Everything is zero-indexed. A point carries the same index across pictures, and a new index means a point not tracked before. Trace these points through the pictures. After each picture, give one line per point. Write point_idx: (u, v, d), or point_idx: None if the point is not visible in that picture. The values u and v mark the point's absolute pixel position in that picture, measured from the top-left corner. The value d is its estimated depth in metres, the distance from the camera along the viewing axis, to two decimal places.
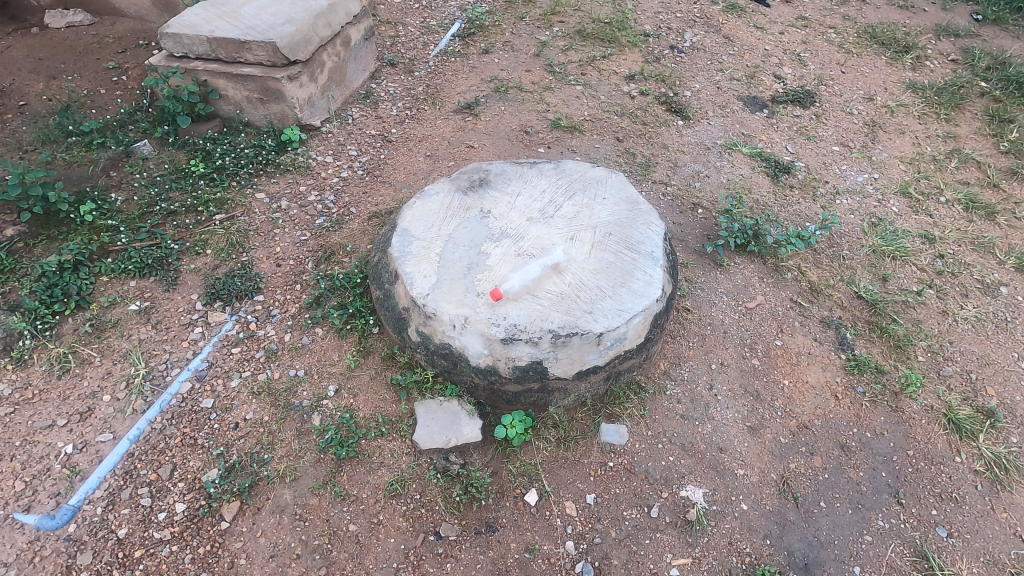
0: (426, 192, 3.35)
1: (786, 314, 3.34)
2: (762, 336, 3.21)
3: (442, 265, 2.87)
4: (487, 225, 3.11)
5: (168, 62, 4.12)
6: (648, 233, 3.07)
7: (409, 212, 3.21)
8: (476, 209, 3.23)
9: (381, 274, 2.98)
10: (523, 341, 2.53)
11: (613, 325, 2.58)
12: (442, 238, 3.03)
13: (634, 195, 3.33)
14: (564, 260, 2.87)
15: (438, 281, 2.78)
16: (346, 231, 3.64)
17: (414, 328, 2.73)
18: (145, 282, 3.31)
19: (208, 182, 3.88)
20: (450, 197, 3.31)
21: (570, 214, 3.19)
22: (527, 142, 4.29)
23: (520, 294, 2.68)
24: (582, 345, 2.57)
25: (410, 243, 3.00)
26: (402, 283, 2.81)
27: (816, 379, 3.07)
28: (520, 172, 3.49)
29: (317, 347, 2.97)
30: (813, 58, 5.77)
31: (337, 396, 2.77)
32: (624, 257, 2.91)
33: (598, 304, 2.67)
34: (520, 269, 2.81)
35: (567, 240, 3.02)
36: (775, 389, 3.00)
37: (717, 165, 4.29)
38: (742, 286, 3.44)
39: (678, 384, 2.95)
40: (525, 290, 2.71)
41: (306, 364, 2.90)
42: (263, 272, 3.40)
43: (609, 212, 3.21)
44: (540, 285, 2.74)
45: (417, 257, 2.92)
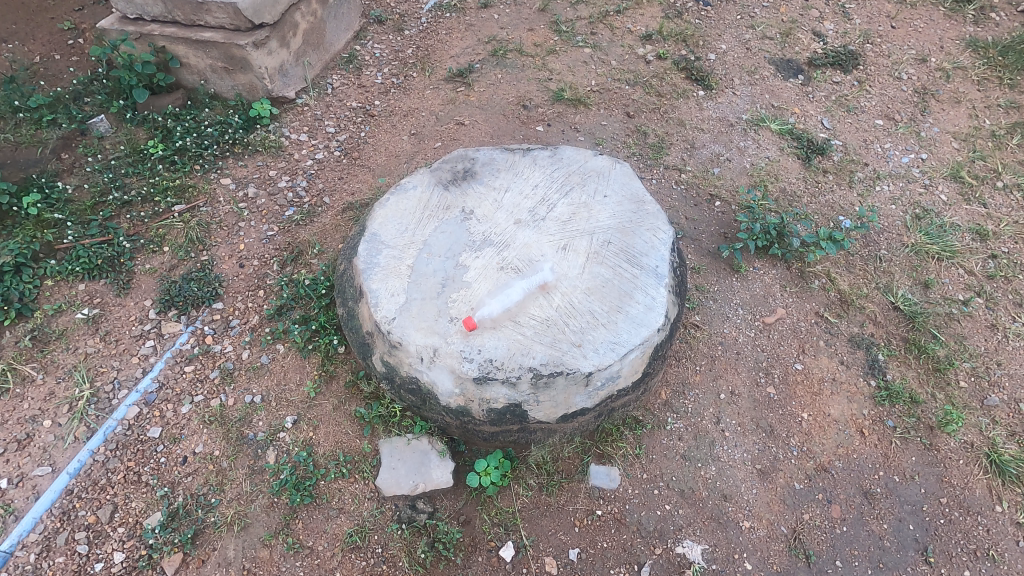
0: (402, 186, 2.94)
1: (809, 332, 2.93)
2: (779, 358, 2.83)
3: (413, 280, 2.51)
4: (468, 230, 2.71)
5: (121, 26, 3.67)
6: (653, 242, 2.64)
7: (381, 210, 2.82)
8: (457, 208, 2.82)
9: (345, 287, 2.62)
10: (499, 381, 2.19)
11: (604, 363, 2.22)
12: (416, 246, 2.65)
13: (640, 191, 2.88)
14: (553, 277, 2.48)
15: (406, 302, 2.43)
16: (317, 226, 3.26)
17: (379, 356, 2.40)
18: (95, 286, 3.01)
19: (168, 166, 3.49)
20: (429, 192, 2.90)
21: (566, 216, 2.77)
22: (524, 118, 3.79)
23: (498, 320, 2.32)
24: (567, 386, 2.22)
25: (379, 252, 2.63)
26: (367, 302, 2.47)
27: (840, 412, 2.69)
28: (512, 162, 3.05)
29: (277, 368, 2.67)
30: (859, 11, 5.04)
31: (295, 427, 2.48)
32: (623, 274, 2.51)
33: (589, 334, 2.30)
34: (502, 290, 2.43)
35: (558, 251, 2.61)
36: (791, 423, 2.64)
37: (740, 145, 3.77)
38: (760, 296, 3.02)
39: (681, 418, 2.60)
40: (505, 316, 2.34)
41: (263, 388, 2.61)
42: (224, 274, 3.07)
43: (611, 214, 2.77)
44: (523, 309, 2.37)
45: (385, 270, 2.55)
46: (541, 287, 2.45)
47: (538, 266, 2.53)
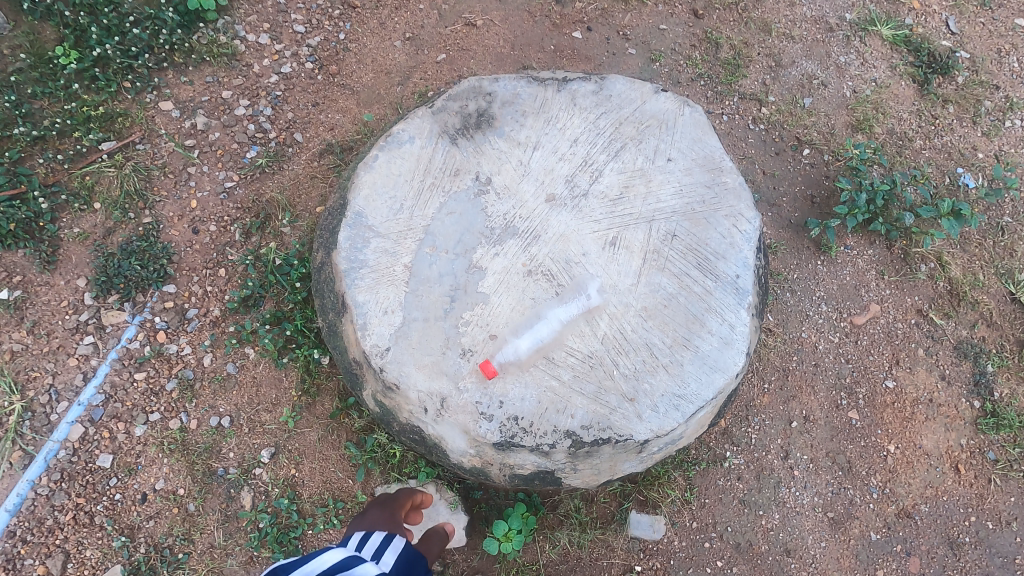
0: (393, 136, 2.16)
1: (907, 337, 2.35)
2: (867, 372, 2.29)
3: (412, 290, 1.89)
4: (484, 212, 2.02)
5: None
6: (733, 237, 1.97)
7: (367, 176, 2.09)
8: (469, 176, 2.09)
9: (324, 289, 2.00)
10: (526, 449, 1.69)
11: (665, 428, 1.70)
12: (415, 235, 1.98)
13: (716, 154, 2.12)
14: (599, 293, 1.86)
15: (402, 324, 1.84)
16: (288, 177, 2.54)
17: (370, 393, 1.88)
18: (12, 257, 2.35)
19: (87, 84, 2.58)
20: (431, 147, 2.14)
21: (615, 192, 2.05)
22: (555, 18, 2.83)
23: (526, 361, 1.76)
24: (615, 454, 1.72)
25: (365, 244, 1.97)
26: (352, 320, 1.88)
27: (934, 443, 2.22)
28: (542, 99, 2.22)
29: (247, 380, 2.16)
30: None
31: (273, 463, 2.05)
32: (694, 289, 1.87)
33: (646, 383, 1.74)
34: (530, 313, 1.84)
35: (605, 249, 1.94)
36: (874, 458, 2.18)
37: (841, 61, 2.82)
38: (850, 288, 2.40)
39: (742, 452, 2.15)
40: (534, 353, 1.78)
41: (233, 407, 2.13)
42: (174, 244, 2.41)
43: (676, 191, 2.05)
44: (558, 342, 1.79)
45: (375, 273, 1.92)
46: (583, 308, 1.84)
47: (578, 276, 1.89)
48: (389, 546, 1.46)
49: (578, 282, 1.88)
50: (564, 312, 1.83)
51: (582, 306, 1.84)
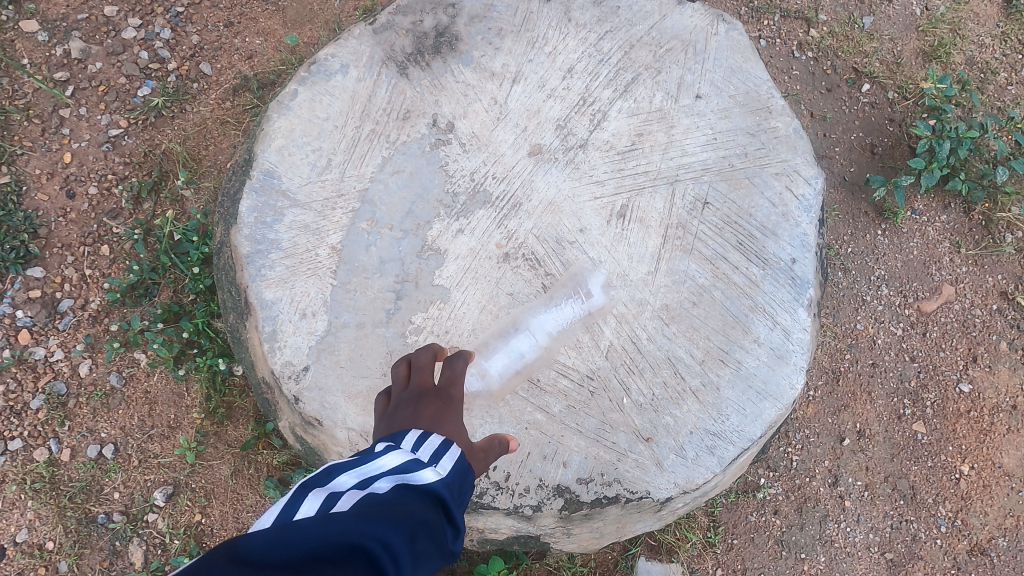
0: (318, 64, 1.56)
1: (986, 327, 1.86)
2: (937, 374, 1.81)
3: (341, 285, 1.36)
4: (444, 171, 1.46)
5: None
6: (786, 205, 1.43)
7: (280, 121, 1.50)
8: (424, 121, 1.51)
9: (223, 281, 1.47)
10: (502, 511, 1.22)
11: (692, 482, 1.24)
12: (346, 205, 1.43)
13: (763, 89, 1.55)
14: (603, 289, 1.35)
15: (327, 334, 1.33)
16: (193, 122, 1.93)
17: (287, 424, 1.39)
18: None
19: None
20: (371, 81, 1.55)
21: (625, 143, 1.49)
22: None
23: (503, 388, 1.26)
24: (623, 515, 1.27)
25: (278, 218, 1.42)
26: (256, 327, 1.35)
27: (1018, 462, 1.77)
28: (525, 12, 1.60)
29: (138, 397, 1.65)
30: None
31: (171, 506, 1.58)
32: (734, 281, 1.36)
33: (667, 416, 1.27)
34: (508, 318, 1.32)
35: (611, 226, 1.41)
36: (942, 483, 1.74)
37: None
38: (917, 265, 1.88)
39: (780, 480, 1.68)
40: (515, 377, 1.28)
41: (119, 432, 1.62)
42: (41, 212, 1.81)
43: (709, 141, 1.49)
44: (547, 360, 1.29)
45: (290, 260, 1.39)
46: (582, 311, 1.33)
47: (575, 264, 1.37)
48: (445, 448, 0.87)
49: (574, 274, 1.36)
50: (555, 317, 1.32)
51: (580, 308, 1.33)
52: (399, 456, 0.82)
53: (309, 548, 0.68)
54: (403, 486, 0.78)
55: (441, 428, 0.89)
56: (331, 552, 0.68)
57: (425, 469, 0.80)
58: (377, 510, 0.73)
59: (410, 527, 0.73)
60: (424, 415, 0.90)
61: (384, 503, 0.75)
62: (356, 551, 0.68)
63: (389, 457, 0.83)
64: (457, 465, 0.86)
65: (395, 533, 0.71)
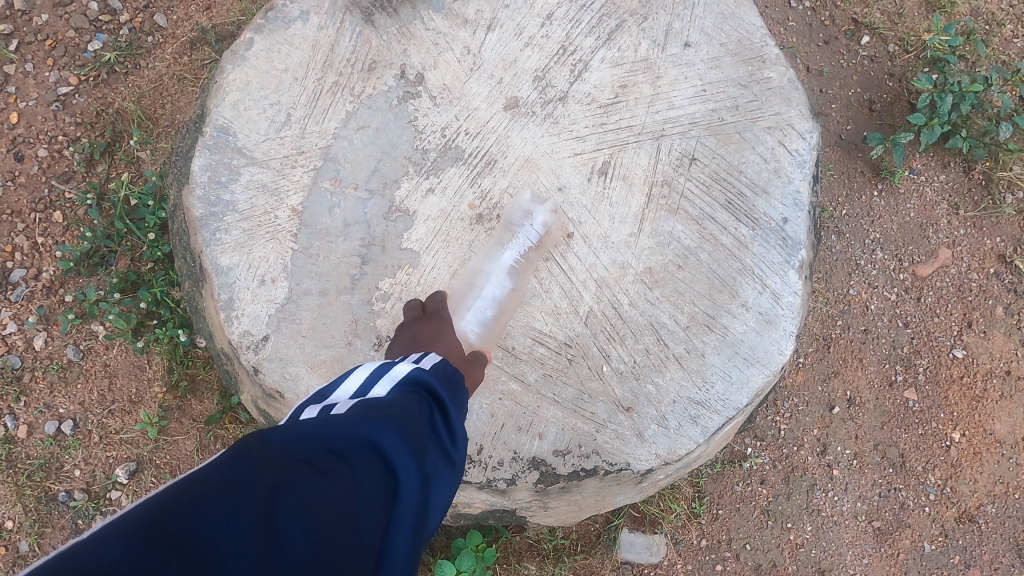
0: (276, 9, 1.43)
1: (982, 291, 1.79)
2: (930, 340, 1.75)
3: (303, 249, 1.28)
4: (413, 127, 1.35)
5: None
6: (779, 161, 1.34)
7: (235, 73, 1.39)
8: (390, 72, 1.40)
9: (179, 247, 1.37)
10: (474, 483, 1.16)
11: (674, 452, 1.18)
12: (307, 164, 1.33)
13: (756, 36, 1.44)
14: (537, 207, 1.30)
15: (288, 301, 1.25)
16: (148, 79, 1.80)
17: (249, 397, 1.31)
18: None
19: None
20: (333, 28, 1.42)
21: (607, 95, 1.38)
22: None
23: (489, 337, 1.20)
24: (603, 486, 1.21)
25: (234, 179, 1.32)
26: (212, 295, 1.27)
27: (1009, 429, 1.73)
28: None
29: (96, 371, 1.56)
30: None
31: (136, 483, 1.52)
32: (720, 240, 1.28)
33: (649, 385, 1.20)
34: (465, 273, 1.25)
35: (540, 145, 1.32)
36: (933, 451, 1.69)
37: None
38: (914, 228, 1.81)
39: (768, 449, 1.63)
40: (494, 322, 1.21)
41: (76, 408, 1.54)
42: None
43: (698, 92, 1.39)
44: (515, 291, 1.24)
45: (248, 224, 1.29)
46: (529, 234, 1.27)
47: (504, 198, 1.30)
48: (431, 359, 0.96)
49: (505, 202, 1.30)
50: (509, 250, 1.25)
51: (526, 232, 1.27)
52: (381, 369, 0.87)
53: (326, 443, 0.70)
54: (392, 396, 0.80)
55: (438, 341, 1.02)
56: (348, 446, 0.71)
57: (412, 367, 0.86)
58: (381, 409, 0.77)
59: (413, 426, 0.77)
60: (421, 335, 1.04)
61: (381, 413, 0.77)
62: (372, 447, 0.72)
63: (373, 370, 0.86)
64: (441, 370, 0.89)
65: (400, 429, 0.75)
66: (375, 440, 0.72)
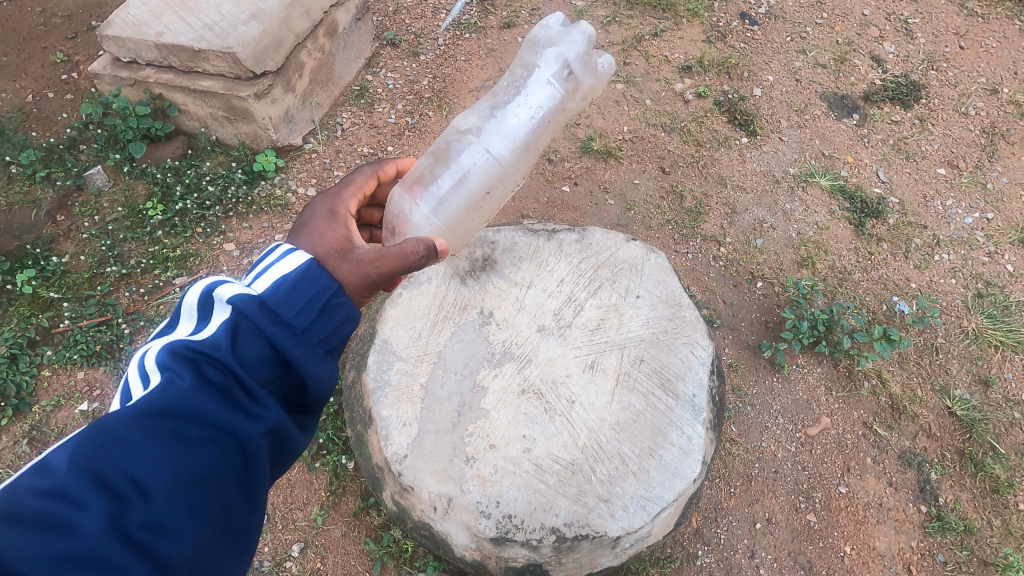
0: (414, 276, 2.61)
1: (856, 446, 2.70)
2: (822, 479, 2.62)
3: (426, 405, 2.29)
4: (487, 339, 2.43)
5: (115, 71, 3.34)
6: (691, 362, 2.40)
7: (392, 311, 2.54)
8: (475, 309, 2.51)
9: (355, 406, 2.43)
10: (519, 542, 2.08)
11: (633, 526, 2.09)
12: (429, 359, 2.40)
13: (676, 293, 2.60)
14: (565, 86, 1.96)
15: (418, 436, 2.23)
16: None
17: (389, 493, 2.26)
18: (94, 373, 2.84)
19: (168, 230, 3.21)
20: (445, 287, 2.58)
21: (594, 323, 2.49)
22: (549, 176, 3.46)
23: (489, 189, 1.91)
24: (593, 548, 2.10)
25: (389, 366, 2.39)
26: (376, 432, 2.28)
27: (886, 545, 2.49)
28: (535, 246, 2.71)
29: (283, 482, 2.56)
30: (925, 25, 4.33)
31: (302, 557, 2.42)
32: (658, 404, 2.29)
33: (618, 487, 2.14)
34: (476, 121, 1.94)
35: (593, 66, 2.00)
36: (832, 558, 2.45)
37: (786, 208, 3.41)
38: (803, 403, 2.78)
39: (712, 551, 2.43)
40: (497, 178, 1.90)
41: (269, 505, 2.52)
42: None
43: (644, 323, 2.51)
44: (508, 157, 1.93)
45: (396, 393, 2.33)
46: (550, 109, 1.95)
47: (538, 66, 1.95)
48: (276, 284, 1.31)
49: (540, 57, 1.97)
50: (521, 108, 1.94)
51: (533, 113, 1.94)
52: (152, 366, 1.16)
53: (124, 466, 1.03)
54: (199, 355, 1.16)
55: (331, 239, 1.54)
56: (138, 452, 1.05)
57: (174, 351, 1.16)
58: (152, 413, 1.09)
59: (180, 404, 1.12)
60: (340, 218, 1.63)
61: (190, 397, 1.13)
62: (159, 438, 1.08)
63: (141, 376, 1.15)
64: (281, 322, 1.26)
65: (177, 414, 1.11)
66: (183, 424, 1.11)
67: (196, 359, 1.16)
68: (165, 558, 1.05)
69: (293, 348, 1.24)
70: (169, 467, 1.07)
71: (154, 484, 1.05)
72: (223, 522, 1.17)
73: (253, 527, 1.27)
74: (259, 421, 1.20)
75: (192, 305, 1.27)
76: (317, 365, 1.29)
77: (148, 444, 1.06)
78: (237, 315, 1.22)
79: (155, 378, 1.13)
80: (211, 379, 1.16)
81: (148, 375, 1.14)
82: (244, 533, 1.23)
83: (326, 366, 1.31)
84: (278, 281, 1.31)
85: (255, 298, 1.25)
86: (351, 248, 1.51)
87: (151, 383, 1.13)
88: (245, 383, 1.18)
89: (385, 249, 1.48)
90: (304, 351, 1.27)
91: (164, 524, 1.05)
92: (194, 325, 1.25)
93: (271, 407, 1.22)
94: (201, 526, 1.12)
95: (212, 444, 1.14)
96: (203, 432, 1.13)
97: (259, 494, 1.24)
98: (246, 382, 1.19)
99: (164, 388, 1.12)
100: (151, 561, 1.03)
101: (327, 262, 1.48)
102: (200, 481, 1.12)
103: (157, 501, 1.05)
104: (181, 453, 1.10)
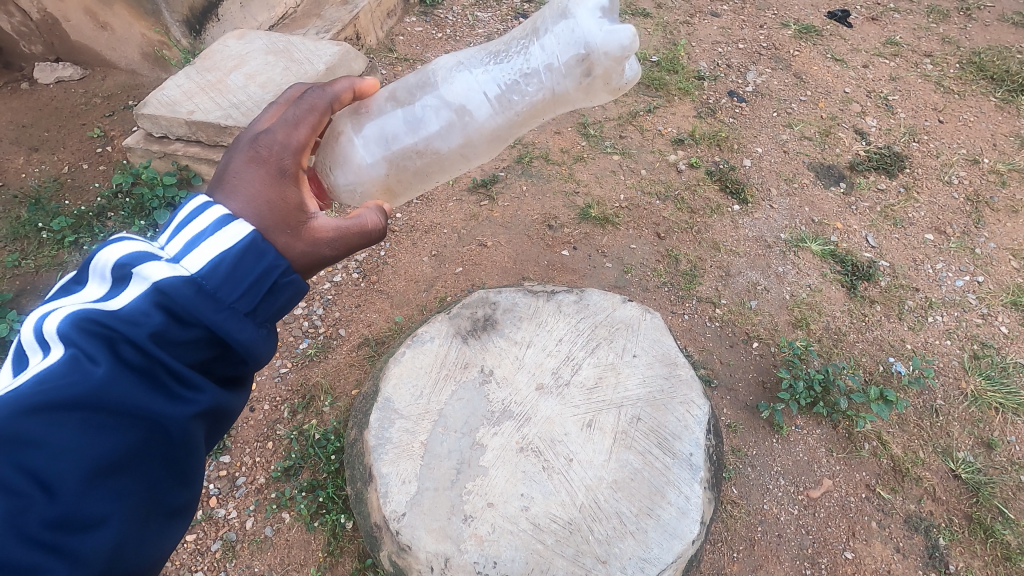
0: (418, 335, 2.71)
1: (860, 510, 2.66)
2: (827, 544, 2.57)
3: (426, 463, 2.32)
4: (487, 397, 2.48)
5: (147, 145, 3.65)
6: (687, 420, 2.44)
7: (395, 368, 2.61)
8: (476, 367, 2.59)
9: (357, 463, 2.47)
10: None
11: None
12: (430, 416, 2.44)
13: (672, 352, 2.67)
14: (569, 72, 1.96)
15: (416, 493, 2.25)
16: (331, 364, 3.12)
17: (387, 553, 2.26)
18: None
19: None
20: (447, 345, 2.66)
21: (591, 382, 2.54)
22: (549, 240, 3.62)
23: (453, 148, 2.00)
24: None
25: (390, 424, 2.44)
26: (375, 490, 2.31)
27: None
28: (535, 306, 2.81)
29: (282, 541, 2.56)
30: (904, 101, 4.60)
31: None
32: (654, 462, 2.31)
33: (616, 547, 2.14)
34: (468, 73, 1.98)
35: (615, 71, 1.96)
36: None
37: (778, 272, 3.52)
38: (804, 464, 2.77)
39: None
40: (468, 141, 2.00)
41: (267, 565, 2.52)
42: None
43: (641, 382, 2.56)
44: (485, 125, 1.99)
45: (397, 450, 2.37)
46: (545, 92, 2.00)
47: (553, 45, 1.94)
48: (215, 262, 1.20)
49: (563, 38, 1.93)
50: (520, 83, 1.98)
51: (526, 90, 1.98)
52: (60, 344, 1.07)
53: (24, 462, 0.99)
54: (118, 336, 1.09)
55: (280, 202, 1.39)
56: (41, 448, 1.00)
57: (87, 330, 1.08)
58: (55, 403, 1.02)
59: (90, 390, 1.05)
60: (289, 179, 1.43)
61: (103, 384, 1.06)
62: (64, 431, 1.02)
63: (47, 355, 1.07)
64: (223, 305, 1.17)
65: (87, 401, 1.05)
66: (94, 411, 1.05)
67: (114, 338, 1.09)
68: (80, 552, 1.02)
69: (226, 329, 1.16)
70: (76, 460, 1.02)
71: (61, 479, 1.01)
72: (149, 505, 1.14)
73: (186, 501, 1.24)
74: (184, 402, 1.16)
75: (105, 268, 1.17)
76: (255, 343, 1.22)
77: (51, 438, 1.01)
78: (165, 294, 1.13)
79: (64, 357, 1.06)
80: (129, 360, 1.10)
81: (56, 356, 1.06)
82: (177, 509, 1.21)
83: (267, 342, 1.25)
84: (219, 256, 1.20)
85: (190, 281, 1.15)
86: (304, 220, 1.42)
87: (57, 362, 1.05)
88: (170, 366, 1.12)
89: (344, 231, 1.51)
90: (249, 331, 1.20)
91: (75, 517, 1.02)
92: (108, 290, 1.16)
93: (201, 390, 1.18)
94: (122, 513, 1.08)
95: (128, 431, 1.09)
96: (118, 418, 1.08)
97: (189, 472, 1.21)
98: (171, 365, 1.12)
99: (75, 372, 1.05)
100: (62, 555, 1.00)
101: (276, 237, 1.37)
102: (115, 467, 1.07)
103: (65, 496, 1.01)
104: (91, 444, 1.04)
